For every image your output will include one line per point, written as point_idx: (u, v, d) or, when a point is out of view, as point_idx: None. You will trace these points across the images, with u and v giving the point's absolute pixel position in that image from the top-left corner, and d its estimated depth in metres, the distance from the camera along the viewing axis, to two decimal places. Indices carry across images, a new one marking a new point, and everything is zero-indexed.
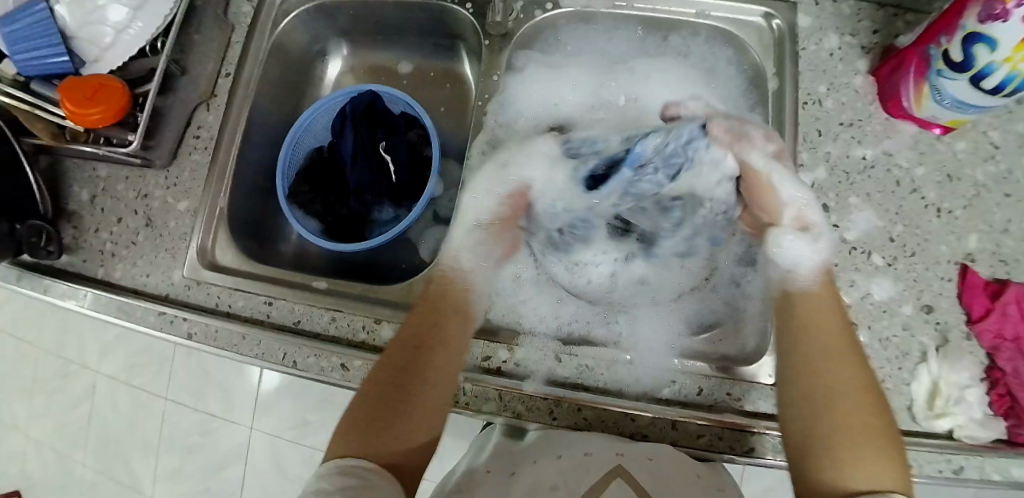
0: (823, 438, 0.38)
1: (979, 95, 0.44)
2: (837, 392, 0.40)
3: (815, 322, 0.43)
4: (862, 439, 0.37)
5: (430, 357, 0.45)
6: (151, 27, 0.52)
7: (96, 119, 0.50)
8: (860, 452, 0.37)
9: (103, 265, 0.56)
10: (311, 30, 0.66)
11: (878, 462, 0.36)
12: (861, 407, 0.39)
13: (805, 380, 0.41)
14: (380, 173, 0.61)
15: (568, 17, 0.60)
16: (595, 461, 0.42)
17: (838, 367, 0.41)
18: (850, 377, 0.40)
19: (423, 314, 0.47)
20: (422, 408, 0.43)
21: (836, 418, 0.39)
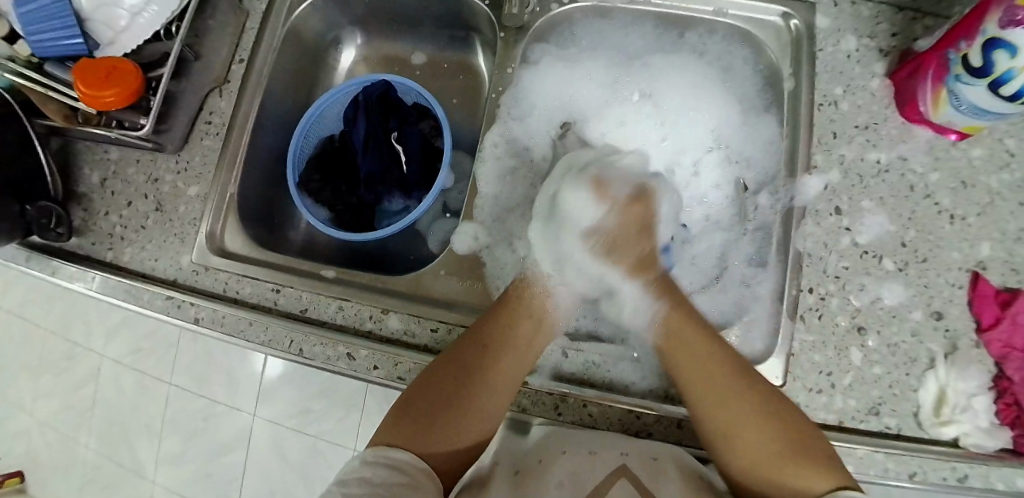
0: (753, 465, 0.43)
1: (999, 102, 0.43)
2: (738, 423, 0.43)
3: (681, 359, 0.47)
4: (780, 453, 0.41)
5: (489, 363, 0.47)
6: (165, 11, 0.51)
7: (107, 102, 0.49)
8: (790, 466, 0.41)
9: (112, 248, 0.56)
10: (325, 17, 0.66)
11: (802, 469, 0.40)
12: (763, 425, 0.42)
13: (703, 417, 0.45)
14: (390, 164, 0.61)
15: (583, 11, 0.59)
16: (599, 458, 0.43)
17: (715, 400, 0.44)
18: (738, 404, 0.44)
19: (504, 321, 0.49)
20: (473, 412, 0.45)
21: (749, 440, 0.43)
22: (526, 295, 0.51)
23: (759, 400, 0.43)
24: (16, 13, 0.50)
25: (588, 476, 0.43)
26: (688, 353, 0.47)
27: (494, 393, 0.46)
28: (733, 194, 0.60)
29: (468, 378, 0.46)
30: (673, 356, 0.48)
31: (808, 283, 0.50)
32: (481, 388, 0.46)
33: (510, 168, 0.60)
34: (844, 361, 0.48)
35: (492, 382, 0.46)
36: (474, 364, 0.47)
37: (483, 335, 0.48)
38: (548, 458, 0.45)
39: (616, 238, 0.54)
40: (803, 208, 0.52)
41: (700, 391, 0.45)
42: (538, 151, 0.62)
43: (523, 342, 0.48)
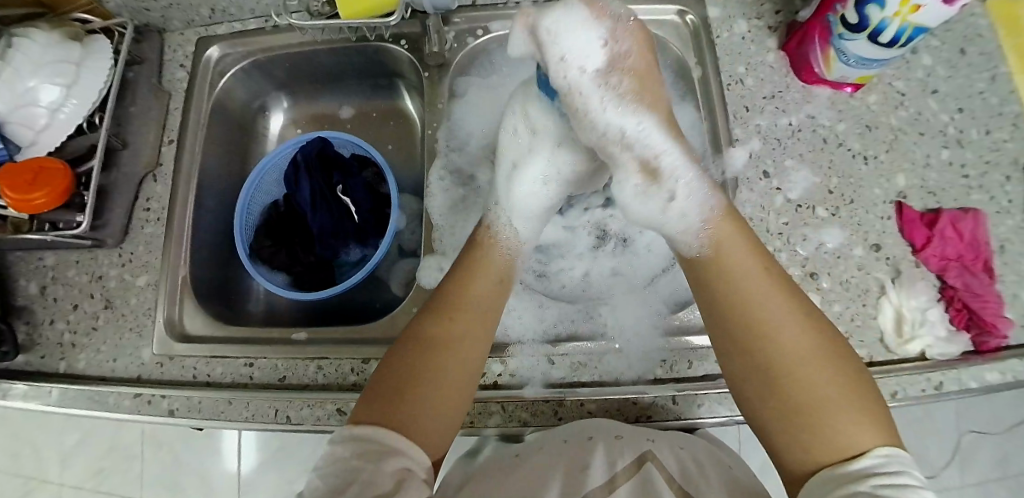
0: (797, 408, 0.35)
1: (880, 49, 0.49)
2: (802, 354, 0.36)
3: (737, 262, 0.40)
4: (825, 401, 0.35)
5: (458, 311, 0.44)
6: (86, 102, 0.52)
7: (39, 204, 0.48)
8: (842, 410, 0.34)
9: (64, 357, 0.53)
10: (248, 88, 0.66)
11: (850, 419, 0.34)
12: (821, 362, 0.36)
13: (755, 338, 0.37)
14: (341, 216, 0.61)
15: (498, 40, 0.62)
16: (627, 442, 0.44)
17: (774, 324, 0.37)
18: (794, 331, 0.37)
19: (464, 282, 0.46)
20: (450, 373, 0.41)
21: (803, 381, 0.35)
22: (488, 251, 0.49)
23: (815, 326, 0.37)
24: None
25: (615, 462, 0.43)
26: (742, 268, 0.39)
27: (466, 335, 0.43)
28: None
29: (439, 344, 0.42)
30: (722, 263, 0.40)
31: None
32: (451, 351, 0.42)
33: (460, 196, 0.61)
34: None
35: (472, 318, 0.44)
36: (442, 312, 0.44)
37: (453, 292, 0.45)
38: (575, 440, 0.45)
39: (641, 77, 0.44)
40: (735, 177, 0.56)
41: (770, 312, 0.37)
42: (483, 175, 0.63)
43: (487, 297, 0.46)
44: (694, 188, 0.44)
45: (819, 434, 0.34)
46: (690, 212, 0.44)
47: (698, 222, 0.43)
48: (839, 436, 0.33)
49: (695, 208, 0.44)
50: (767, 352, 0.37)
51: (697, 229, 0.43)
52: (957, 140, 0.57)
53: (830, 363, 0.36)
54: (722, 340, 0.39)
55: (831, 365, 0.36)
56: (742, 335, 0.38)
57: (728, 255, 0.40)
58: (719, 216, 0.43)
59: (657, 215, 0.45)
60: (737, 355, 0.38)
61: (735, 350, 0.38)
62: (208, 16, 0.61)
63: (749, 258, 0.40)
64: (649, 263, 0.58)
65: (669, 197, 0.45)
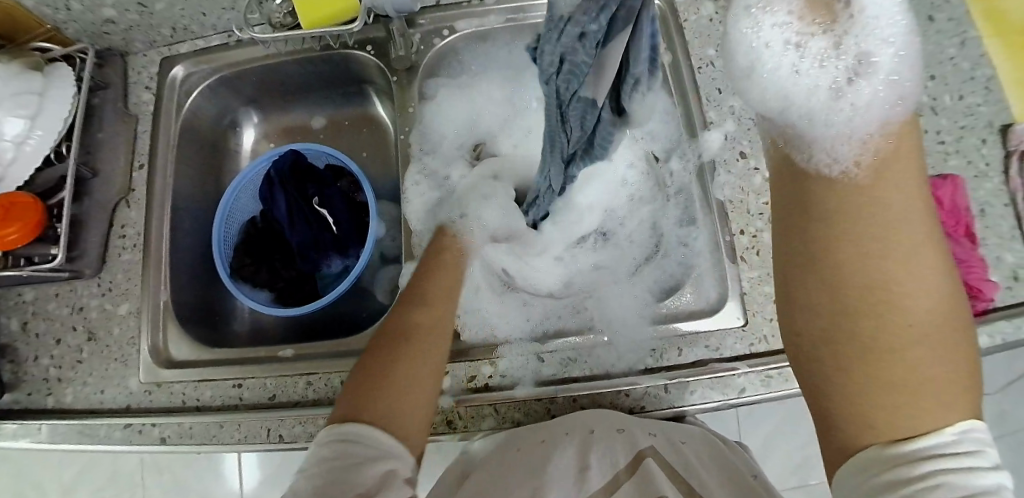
0: (885, 392, 0.27)
1: None
2: (926, 330, 0.27)
3: (878, 196, 0.27)
4: (927, 381, 0.27)
5: (416, 308, 0.47)
6: (52, 132, 0.51)
7: (11, 239, 0.47)
8: (937, 394, 0.27)
9: (50, 393, 0.53)
10: (217, 106, 0.66)
11: (944, 400, 0.27)
12: (938, 339, 0.27)
13: (874, 303, 0.27)
14: (320, 229, 0.61)
15: (466, 40, 0.61)
16: (627, 436, 0.42)
17: (897, 287, 0.26)
18: (925, 300, 0.27)
19: (414, 288, 0.49)
20: (419, 359, 0.43)
21: (912, 357, 0.27)
22: (450, 259, 0.52)
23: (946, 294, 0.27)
24: None
25: (613, 459, 0.41)
26: (885, 205, 0.26)
27: (426, 326, 0.45)
28: (648, 167, 0.58)
29: (402, 331, 0.45)
30: (879, 187, 0.27)
31: (738, 227, 0.53)
32: (419, 340, 0.44)
33: (437, 200, 0.61)
34: None
35: (429, 314, 0.46)
36: (403, 312, 0.46)
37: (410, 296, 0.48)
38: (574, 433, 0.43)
39: None
40: (711, 160, 0.55)
41: (885, 275, 0.26)
42: (461, 177, 0.63)
43: (438, 291, 0.49)
44: (902, 58, 0.28)
45: (899, 412, 0.27)
46: (877, 96, 0.28)
47: (872, 127, 0.28)
48: (923, 417, 0.27)
49: (878, 102, 0.28)
50: (874, 324, 0.27)
51: (859, 140, 0.28)
52: (930, 107, 0.57)
53: (949, 334, 0.27)
54: (814, 298, 0.29)
55: (948, 337, 0.27)
56: (849, 299, 0.28)
57: (886, 182, 0.27)
58: (900, 130, 0.28)
59: (818, 99, 0.30)
60: (824, 326, 0.29)
61: (830, 315, 0.28)
62: (169, 36, 0.60)
63: (901, 191, 0.27)
64: (633, 253, 0.58)
65: (858, 64, 0.28)
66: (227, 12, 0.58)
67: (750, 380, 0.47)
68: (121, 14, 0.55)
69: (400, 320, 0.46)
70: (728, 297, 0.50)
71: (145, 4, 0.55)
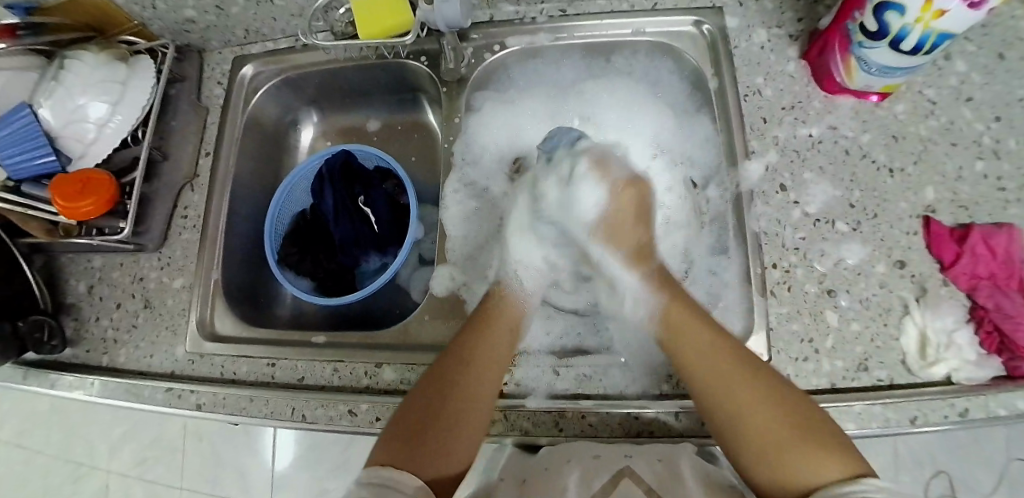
0: (770, 456, 0.40)
1: (903, 57, 0.47)
2: (758, 414, 0.42)
3: (691, 344, 0.46)
4: (795, 443, 0.39)
5: (479, 355, 0.48)
6: (130, 118, 0.56)
7: (86, 212, 0.53)
8: (801, 455, 0.39)
9: (106, 352, 0.58)
10: (279, 104, 0.70)
11: (808, 464, 0.38)
12: (788, 421, 0.40)
13: (717, 402, 0.43)
14: (362, 226, 0.64)
15: (514, 56, 0.63)
16: (604, 463, 0.43)
17: (728, 395, 0.43)
18: (753, 403, 0.42)
19: (474, 341, 0.49)
20: (465, 423, 0.45)
21: (757, 433, 0.41)
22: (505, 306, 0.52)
23: (777, 391, 0.42)
24: None
25: (591, 481, 0.42)
26: (687, 342, 0.46)
27: (486, 377, 0.47)
28: (687, 193, 0.60)
29: (463, 379, 0.46)
30: (676, 341, 0.47)
31: (770, 260, 0.52)
32: (467, 400, 0.45)
33: (472, 208, 0.63)
34: (822, 325, 0.50)
35: (490, 365, 0.48)
36: (466, 358, 0.48)
37: (472, 342, 0.49)
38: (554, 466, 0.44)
39: (628, 207, 0.53)
40: (749, 191, 0.54)
41: (717, 387, 0.43)
42: (498, 187, 0.64)
43: (494, 350, 0.49)
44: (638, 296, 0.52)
45: (786, 472, 0.39)
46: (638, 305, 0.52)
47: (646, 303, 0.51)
48: (807, 472, 0.38)
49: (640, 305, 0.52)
50: (723, 412, 0.43)
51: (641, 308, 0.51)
52: (993, 151, 0.54)
53: (772, 405, 0.41)
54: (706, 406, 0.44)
55: (771, 408, 0.41)
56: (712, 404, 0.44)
57: (670, 332, 0.48)
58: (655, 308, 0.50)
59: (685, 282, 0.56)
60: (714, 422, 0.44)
61: (712, 416, 0.44)
62: (242, 37, 0.65)
63: (704, 342, 0.45)
64: None
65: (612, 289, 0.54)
66: (295, 18, 0.62)
67: None
68: (200, 15, 0.61)
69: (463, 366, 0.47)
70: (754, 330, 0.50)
71: (222, 7, 0.60)
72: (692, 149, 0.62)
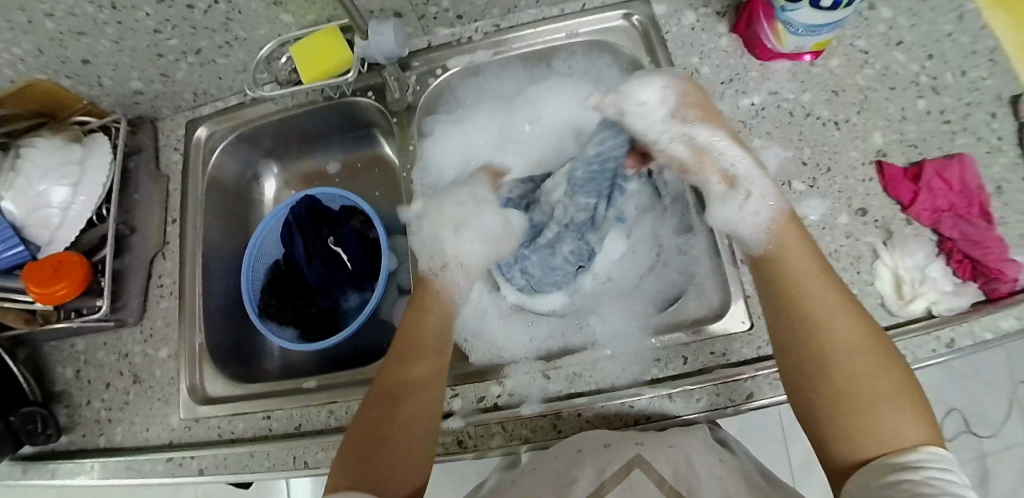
0: (851, 400, 0.38)
1: (825, 12, 0.49)
2: (847, 355, 0.39)
3: (803, 264, 0.43)
4: (884, 395, 0.37)
5: (411, 363, 0.48)
6: (92, 197, 0.57)
7: (60, 295, 0.53)
8: (887, 413, 0.37)
9: (102, 433, 0.57)
10: (240, 160, 0.71)
11: (902, 418, 0.36)
12: (880, 369, 0.38)
13: (804, 344, 0.40)
14: (336, 265, 0.65)
15: (458, 76, 0.65)
16: (615, 450, 0.42)
17: (832, 322, 0.40)
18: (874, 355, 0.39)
19: (411, 334, 0.51)
20: (418, 428, 0.45)
21: (851, 393, 0.38)
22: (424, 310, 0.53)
23: (881, 344, 0.39)
24: None
25: (603, 469, 0.41)
26: (801, 266, 0.43)
27: (430, 381, 0.47)
28: None
29: (407, 390, 0.46)
30: (786, 268, 0.44)
31: None
32: (418, 402, 0.46)
33: None
34: None
35: (433, 366, 0.48)
36: (400, 368, 0.48)
37: (401, 353, 0.49)
38: (564, 457, 0.44)
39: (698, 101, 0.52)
40: None
41: (820, 319, 0.41)
42: None
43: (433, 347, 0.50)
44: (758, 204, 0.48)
45: (872, 428, 0.36)
46: (761, 207, 0.48)
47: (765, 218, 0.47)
48: (888, 434, 0.36)
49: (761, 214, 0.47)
50: (811, 357, 0.40)
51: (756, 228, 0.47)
52: (931, 88, 0.55)
53: (868, 349, 0.39)
54: (787, 341, 0.42)
55: (867, 351, 0.39)
56: (796, 338, 0.41)
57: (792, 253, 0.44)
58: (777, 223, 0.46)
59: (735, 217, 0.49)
60: (793, 361, 0.41)
61: (795, 351, 0.41)
62: (193, 101, 0.67)
63: (816, 271, 0.43)
64: (635, 266, 0.60)
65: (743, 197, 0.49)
66: (241, 74, 0.63)
67: (758, 382, 0.47)
68: (147, 85, 0.62)
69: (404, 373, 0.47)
70: (732, 301, 0.50)
71: (167, 75, 0.61)
72: None
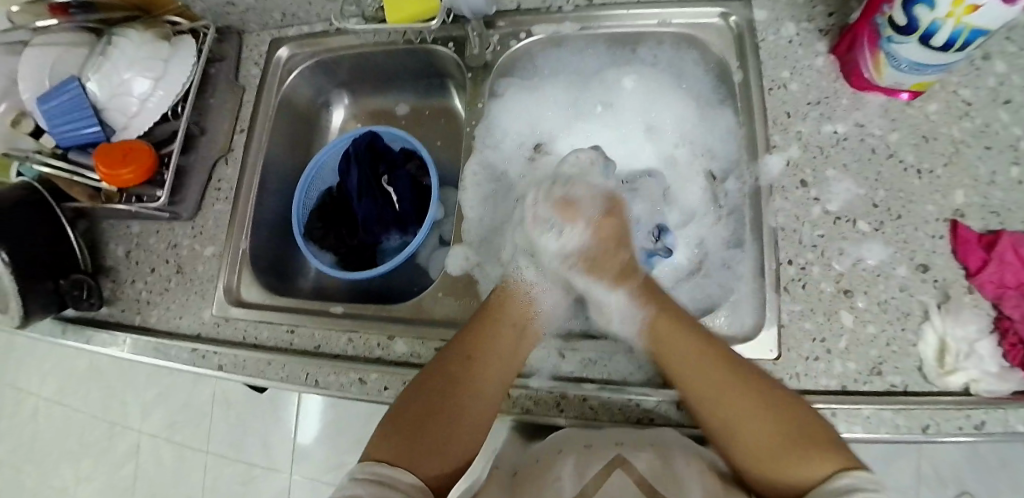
0: (764, 453, 0.42)
1: (932, 53, 0.46)
2: (724, 418, 0.44)
3: (667, 334, 0.49)
4: (786, 437, 0.41)
5: (480, 360, 0.49)
6: (171, 93, 0.60)
7: (127, 179, 0.57)
8: (794, 457, 0.41)
9: (139, 312, 0.62)
10: (313, 86, 0.73)
11: (805, 458, 0.40)
12: (761, 420, 0.43)
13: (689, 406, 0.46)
14: (384, 204, 0.66)
15: (539, 44, 0.64)
16: (594, 452, 0.45)
17: (697, 393, 0.46)
18: (737, 414, 0.44)
19: (496, 322, 0.52)
20: (461, 426, 0.47)
21: (750, 446, 0.43)
22: (509, 300, 0.54)
23: (759, 397, 0.43)
24: (41, 110, 0.58)
25: (583, 472, 0.43)
26: (667, 339, 0.49)
27: (485, 382, 0.48)
28: (709, 185, 0.62)
29: (459, 386, 0.48)
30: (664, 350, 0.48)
31: (787, 256, 0.51)
32: (469, 402, 0.48)
33: (490, 192, 0.65)
34: (837, 325, 0.49)
35: (494, 369, 0.49)
36: (462, 362, 0.49)
37: (468, 344, 0.50)
38: (547, 457, 0.46)
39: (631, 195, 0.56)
40: (769, 185, 0.54)
41: (687, 387, 0.46)
42: (515, 174, 0.66)
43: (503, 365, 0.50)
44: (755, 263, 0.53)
45: (788, 470, 0.41)
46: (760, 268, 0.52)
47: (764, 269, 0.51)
48: (799, 471, 0.40)
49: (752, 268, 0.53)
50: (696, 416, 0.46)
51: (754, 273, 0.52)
52: None
53: (741, 404, 0.44)
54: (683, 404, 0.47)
55: (741, 407, 0.44)
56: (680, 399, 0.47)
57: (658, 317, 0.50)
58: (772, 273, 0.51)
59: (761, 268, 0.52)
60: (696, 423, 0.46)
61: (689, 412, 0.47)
62: (280, 19, 0.68)
63: (676, 342, 0.48)
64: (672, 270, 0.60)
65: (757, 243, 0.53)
66: (329, 3, 0.64)
67: None
68: None
69: (460, 368, 0.49)
70: (764, 327, 0.50)
71: None
72: (713, 142, 0.62)
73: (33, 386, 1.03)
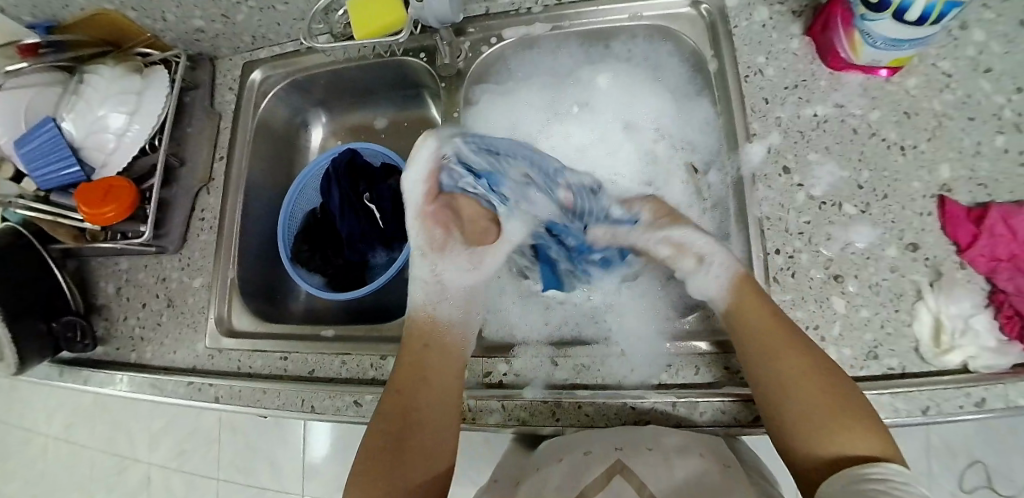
0: (814, 416, 0.41)
1: (907, 28, 0.45)
2: (798, 374, 0.42)
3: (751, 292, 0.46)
4: (846, 409, 0.40)
5: (420, 384, 0.49)
6: (147, 127, 0.60)
7: (111, 216, 0.56)
8: (845, 430, 0.40)
9: (134, 349, 0.62)
10: (290, 106, 0.73)
11: (861, 433, 0.39)
12: (831, 394, 0.41)
13: (760, 354, 0.44)
14: (368, 222, 0.66)
15: (512, 47, 0.63)
16: (594, 458, 0.43)
17: (777, 342, 0.43)
18: (810, 373, 0.42)
19: (417, 345, 0.52)
20: (427, 450, 0.47)
21: (807, 401, 0.41)
22: (425, 325, 0.54)
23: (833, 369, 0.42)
24: (19, 154, 0.58)
25: (581, 477, 0.42)
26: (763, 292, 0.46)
27: (433, 403, 0.48)
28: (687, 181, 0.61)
29: (410, 414, 0.48)
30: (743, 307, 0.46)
31: (774, 245, 0.50)
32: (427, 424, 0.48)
33: None
34: (829, 311, 0.48)
35: (437, 386, 0.49)
36: (406, 390, 0.49)
37: (401, 374, 0.50)
38: (544, 467, 0.45)
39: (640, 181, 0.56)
40: (751, 174, 0.53)
41: (761, 335, 0.44)
42: None
43: (443, 383, 0.49)
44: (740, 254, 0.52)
45: (830, 442, 0.40)
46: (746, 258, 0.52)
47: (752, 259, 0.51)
48: (842, 445, 0.39)
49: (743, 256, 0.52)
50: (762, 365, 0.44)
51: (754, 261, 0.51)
52: (1015, 124, 0.51)
53: (816, 367, 0.42)
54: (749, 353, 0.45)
55: (816, 369, 0.42)
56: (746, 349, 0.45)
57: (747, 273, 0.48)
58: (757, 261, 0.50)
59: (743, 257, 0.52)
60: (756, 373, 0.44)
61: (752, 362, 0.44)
62: (251, 43, 0.68)
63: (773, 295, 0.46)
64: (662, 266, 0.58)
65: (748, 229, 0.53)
66: (298, 23, 0.64)
67: None
68: (209, 26, 0.63)
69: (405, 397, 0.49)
70: None
71: (227, 16, 0.62)
72: (694, 133, 0.61)
73: (42, 426, 1.04)
